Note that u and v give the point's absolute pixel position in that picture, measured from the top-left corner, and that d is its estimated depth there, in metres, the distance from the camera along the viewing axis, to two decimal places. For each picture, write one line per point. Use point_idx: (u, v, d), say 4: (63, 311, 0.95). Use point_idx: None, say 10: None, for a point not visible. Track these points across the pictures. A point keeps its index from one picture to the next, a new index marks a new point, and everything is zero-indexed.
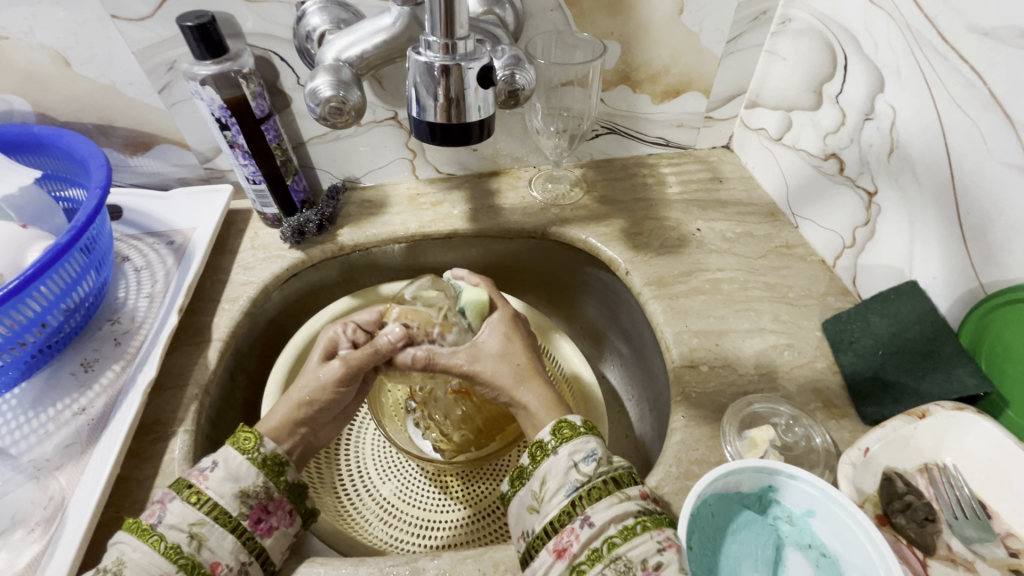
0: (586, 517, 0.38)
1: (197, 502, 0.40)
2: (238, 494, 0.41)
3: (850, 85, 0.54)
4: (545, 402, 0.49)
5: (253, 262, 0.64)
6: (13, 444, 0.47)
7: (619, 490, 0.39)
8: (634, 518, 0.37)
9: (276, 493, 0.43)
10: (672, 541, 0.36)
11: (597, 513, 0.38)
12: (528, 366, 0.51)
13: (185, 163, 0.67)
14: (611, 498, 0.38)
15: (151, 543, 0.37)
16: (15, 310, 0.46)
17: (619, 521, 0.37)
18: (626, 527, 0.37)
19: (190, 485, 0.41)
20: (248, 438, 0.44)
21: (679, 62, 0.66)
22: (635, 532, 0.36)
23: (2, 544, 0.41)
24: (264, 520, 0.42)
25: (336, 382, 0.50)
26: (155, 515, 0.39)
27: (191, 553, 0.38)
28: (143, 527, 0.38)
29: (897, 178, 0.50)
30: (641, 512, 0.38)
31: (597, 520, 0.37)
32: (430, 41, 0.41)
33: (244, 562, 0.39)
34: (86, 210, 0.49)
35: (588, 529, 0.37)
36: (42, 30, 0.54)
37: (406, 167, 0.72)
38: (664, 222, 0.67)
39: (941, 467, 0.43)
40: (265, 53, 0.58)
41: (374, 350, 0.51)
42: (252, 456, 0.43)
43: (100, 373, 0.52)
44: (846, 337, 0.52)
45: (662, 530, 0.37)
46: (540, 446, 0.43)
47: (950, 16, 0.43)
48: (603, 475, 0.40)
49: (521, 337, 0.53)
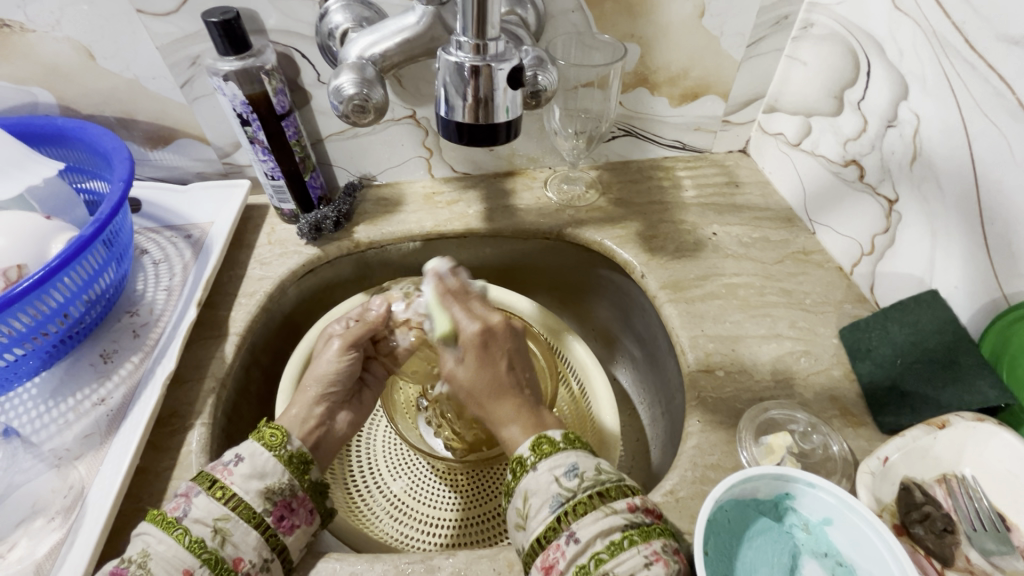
0: (571, 535, 0.37)
1: (222, 497, 0.40)
2: (263, 491, 0.41)
3: (873, 92, 0.54)
4: (516, 424, 0.46)
5: (270, 257, 0.64)
6: (33, 433, 0.48)
7: (605, 504, 0.38)
8: (622, 532, 0.37)
9: (299, 491, 0.43)
10: (659, 556, 0.36)
11: (583, 528, 0.37)
12: (490, 389, 0.47)
13: (204, 157, 0.68)
14: (597, 513, 0.38)
15: (176, 537, 0.38)
16: (39, 300, 0.46)
17: (606, 537, 0.37)
18: (613, 542, 0.36)
19: (214, 480, 0.41)
20: (275, 436, 0.45)
21: (698, 65, 0.66)
22: (622, 548, 0.36)
23: (23, 532, 0.42)
24: (287, 518, 0.42)
25: (341, 352, 0.53)
26: (180, 508, 0.39)
27: (215, 548, 0.38)
28: (167, 519, 0.39)
29: (919, 187, 0.50)
30: (628, 525, 0.37)
31: (583, 536, 0.37)
32: (460, 42, 0.41)
33: (266, 559, 0.40)
34: (109, 203, 0.49)
35: (573, 546, 0.37)
36: (68, 24, 0.54)
37: (422, 166, 0.72)
38: (680, 225, 0.67)
39: (960, 478, 0.42)
40: (287, 50, 0.58)
41: (366, 323, 0.55)
42: (279, 453, 0.44)
43: (119, 364, 0.53)
44: (864, 345, 0.52)
45: (650, 543, 0.36)
46: (520, 462, 0.42)
47: (978, 23, 0.43)
48: (587, 490, 0.39)
49: (490, 357, 0.48)
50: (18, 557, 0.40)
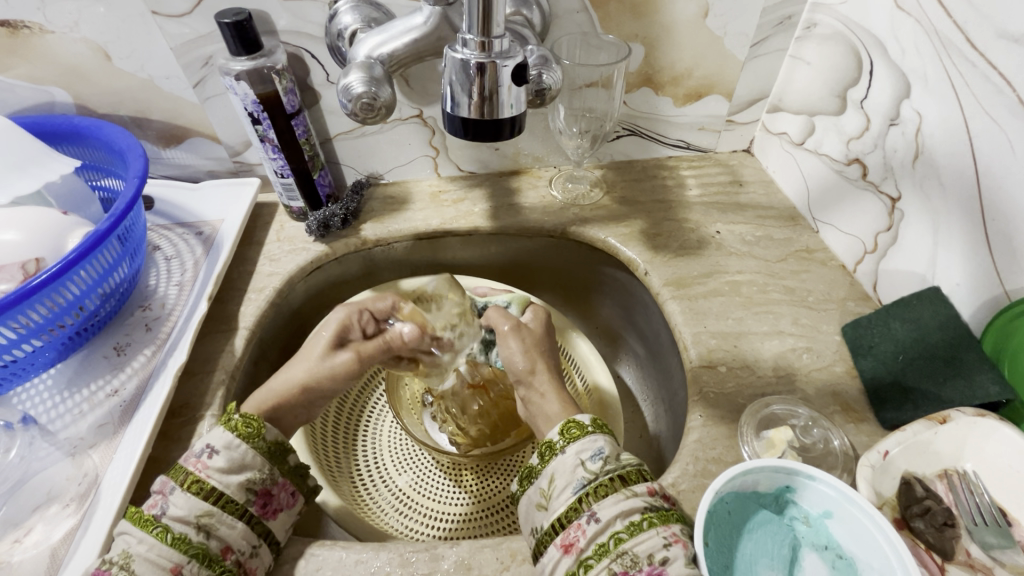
0: (592, 514, 0.38)
1: (201, 492, 0.40)
2: (243, 482, 0.42)
3: (875, 90, 0.54)
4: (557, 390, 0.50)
5: (279, 254, 0.65)
6: (50, 422, 0.49)
7: (625, 487, 0.39)
8: (641, 514, 0.38)
9: (278, 477, 0.44)
10: (678, 538, 0.37)
11: (604, 509, 0.38)
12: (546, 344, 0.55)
13: (215, 156, 0.69)
14: (617, 496, 0.38)
15: (157, 535, 0.38)
16: (56, 293, 0.48)
17: (626, 517, 0.37)
18: (632, 523, 0.37)
19: (188, 474, 0.41)
20: (251, 425, 0.44)
21: (702, 65, 0.67)
22: (641, 529, 0.37)
23: (39, 517, 0.43)
24: (270, 503, 0.43)
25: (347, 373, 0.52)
26: (158, 506, 0.40)
27: (201, 542, 0.38)
28: (145, 517, 0.39)
29: (922, 185, 0.50)
30: (647, 508, 0.38)
31: (603, 516, 0.38)
32: (465, 39, 0.42)
33: (254, 545, 0.40)
34: (124, 199, 0.50)
35: (593, 526, 0.37)
36: (86, 25, 0.56)
37: (428, 165, 0.73)
38: (684, 224, 0.68)
39: (961, 474, 0.42)
40: (297, 50, 0.60)
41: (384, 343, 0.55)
42: (257, 444, 0.44)
43: (132, 356, 0.54)
44: (866, 342, 0.53)
45: (669, 526, 0.37)
46: (549, 446, 0.43)
47: (979, 21, 0.43)
48: (609, 473, 0.40)
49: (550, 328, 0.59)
50: (34, 542, 0.42)
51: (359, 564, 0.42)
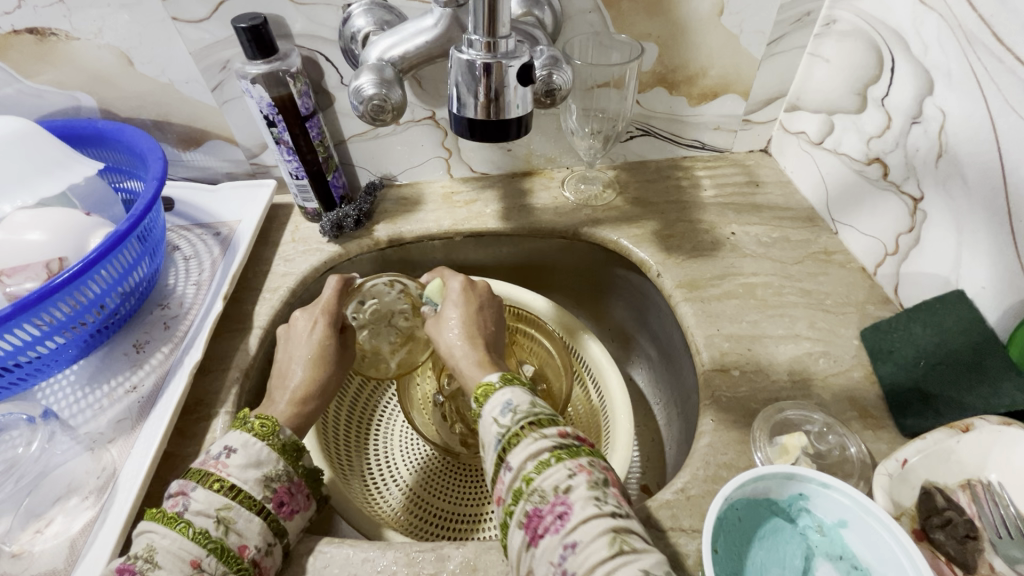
0: (505, 464, 0.38)
1: (221, 489, 0.40)
2: (261, 479, 0.42)
3: (896, 88, 0.53)
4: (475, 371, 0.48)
5: (294, 254, 0.66)
6: (72, 417, 0.51)
7: (535, 430, 0.39)
8: (550, 452, 0.37)
9: (295, 477, 0.44)
10: (584, 467, 0.36)
11: (514, 456, 0.38)
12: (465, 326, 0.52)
13: (232, 158, 0.71)
14: (526, 441, 0.38)
15: (179, 530, 0.37)
16: (77, 291, 0.49)
17: (534, 458, 0.37)
18: (541, 461, 0.37)
19: (207, 473, 0.40)
20: (266, 425, 0.44)
21: (717, 64, 0.66)
22: (548, 465, 0.37)
23: (59, 509, 0.44)
24: (286, 503, 0.42)
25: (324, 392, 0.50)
26: (180, 504, 0.39)
27: (220, 537, 0.38)
28: (168, 515, 0.38)
29: (945, 185, 0.49)
30: (556, 447, 0.38)
31: (513, 463, 0.38)
32: (472, 40, 0.42)
33: (269, 543, 0.40)
34: (144, 200, 0.52)
35: (507, 474, 0.38)
36: (109, 32, 0.58)
37: (441, 166, 0.73)
38: (698, 225, 0.67)
39: (984, 484, 0.41)
40: (312, 53, 0.60)
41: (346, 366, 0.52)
42: (272, 442, 0.43)
43: (150, 354, 0.55)
44: (886, 347, 0.51)
45: (576, 459, 0.37)
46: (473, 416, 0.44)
47: (1005, 15, 0.41)
48: (518, 422, 0.39)
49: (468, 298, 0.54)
50: (54, 533, 0.43)
51: (366, 562, 0.42)
